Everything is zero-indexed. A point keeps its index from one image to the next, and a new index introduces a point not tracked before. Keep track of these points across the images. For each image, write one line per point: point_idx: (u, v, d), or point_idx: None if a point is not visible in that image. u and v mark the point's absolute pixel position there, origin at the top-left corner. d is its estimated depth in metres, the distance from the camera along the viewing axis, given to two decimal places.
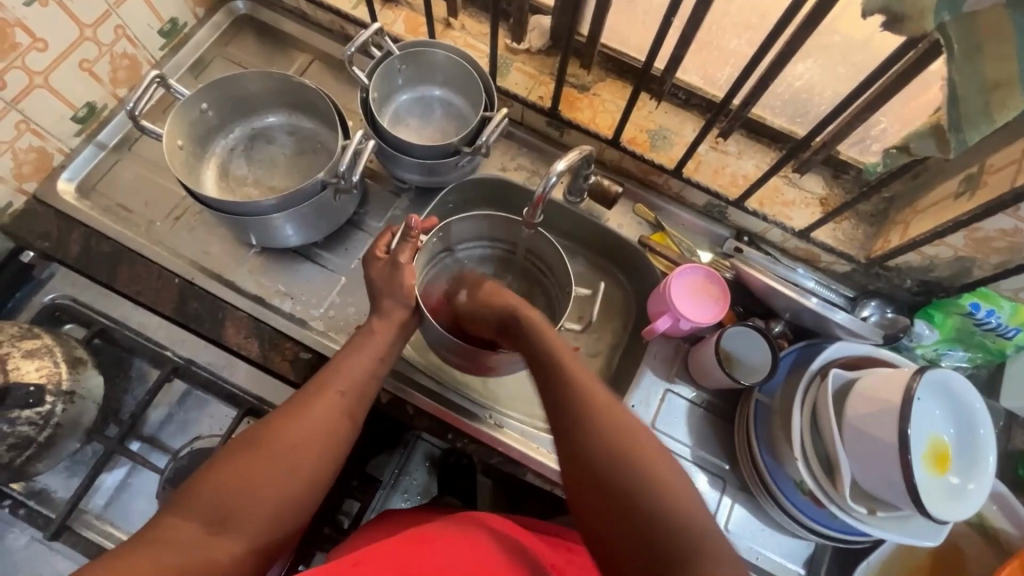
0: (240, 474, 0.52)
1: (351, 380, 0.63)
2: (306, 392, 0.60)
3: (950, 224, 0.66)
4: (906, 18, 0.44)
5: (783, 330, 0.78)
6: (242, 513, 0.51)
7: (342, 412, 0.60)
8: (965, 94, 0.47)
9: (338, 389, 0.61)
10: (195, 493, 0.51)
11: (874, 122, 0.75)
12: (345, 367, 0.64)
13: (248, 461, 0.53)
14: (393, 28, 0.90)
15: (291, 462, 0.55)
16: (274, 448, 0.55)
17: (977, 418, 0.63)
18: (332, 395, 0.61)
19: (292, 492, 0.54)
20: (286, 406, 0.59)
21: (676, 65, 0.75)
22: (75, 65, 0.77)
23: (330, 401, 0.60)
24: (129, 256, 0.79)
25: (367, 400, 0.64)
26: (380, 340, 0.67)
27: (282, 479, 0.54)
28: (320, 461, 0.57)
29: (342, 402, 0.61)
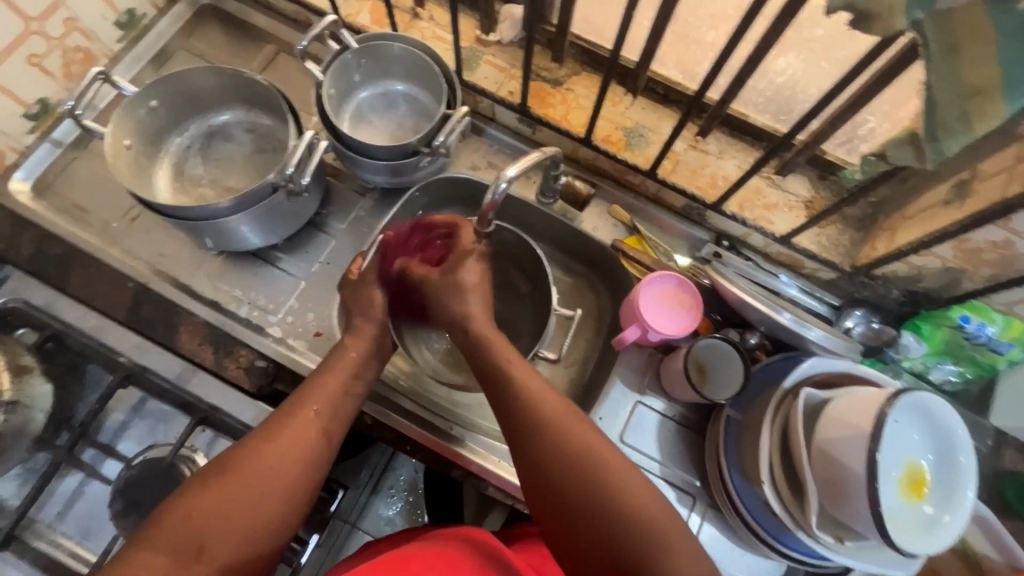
0: (211, 502, 0.50)
1: (327, 396, 0.60)
2: (281, 411, 0.57)
3: (936, 234, 0.61)
4: (874, 15, 0.39)
5: (759, 342, 0.75)
6: (213, 542, 0.49)
7: (318, 430, 0.57)
8: (942, 100, 0.42)
9: (315, 407, 0.58)
10: (161, 524, 0.49)
11: (861, 121, 0.69)
12: (320, 382, 0.60)
13: (217, 488, 0.51)
14: (358, 19, 0.86)
15: (265, 485, 0.52)
16: (247, 473, 0.52)
17: (958, 444, 0.60)
18: (307, 413, 0.57)
19: (266, 517, 0.52)
20: (259, 428, 0.56)
21: (649, 59, 0.70)
22: (23, 60, 0.73)
23: (307, 421, 0.57)
24: (83, 259, 0.77)
25: (345, 416, 0.61)
26: (354, 354, 0.64)
27: (256, 503, 0.52)
28: (296, 483, 0.54)
29: (316, 420, 0.58)
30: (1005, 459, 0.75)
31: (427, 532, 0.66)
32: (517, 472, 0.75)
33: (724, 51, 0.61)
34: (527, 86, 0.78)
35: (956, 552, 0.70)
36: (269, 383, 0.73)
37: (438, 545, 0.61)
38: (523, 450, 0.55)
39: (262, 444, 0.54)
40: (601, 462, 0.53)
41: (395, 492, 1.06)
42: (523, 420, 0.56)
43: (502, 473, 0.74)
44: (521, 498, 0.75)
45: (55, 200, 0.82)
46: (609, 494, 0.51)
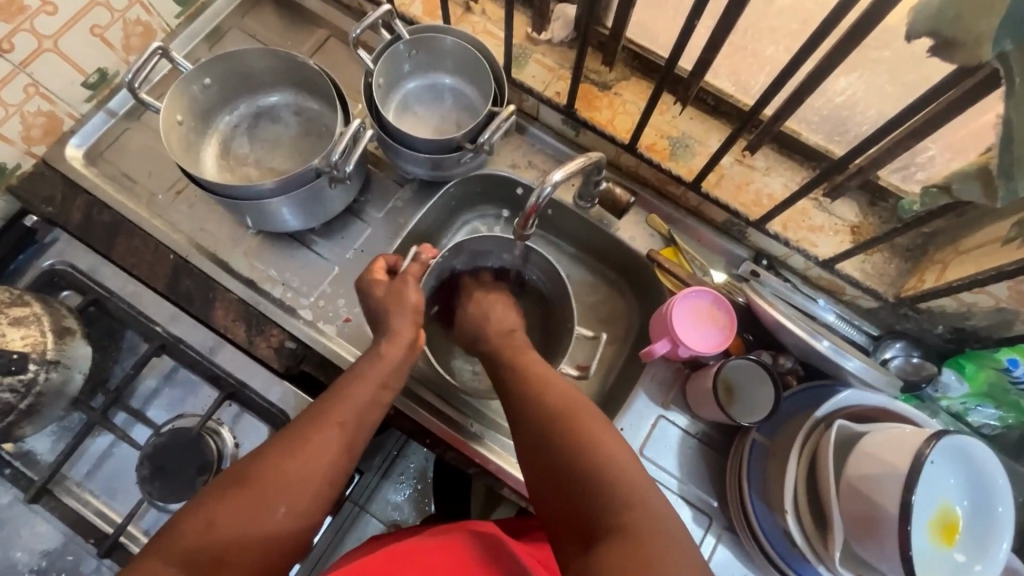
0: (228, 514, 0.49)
1: (353, 409, 0.58)
2: (304, 420, 0.56)
3: (993, 273, 0.59)
4: (958, 43, 0.37)
5: (793, 366, 0.72)
6: (232, 552, 0.48)
7: (341, 445, 0.55)
8: (1021, 137, 0.40)
9: (337, 419, 0.56)
10: (179, 532, 0.48)
11: (922, 149, 0.66)
12: (346, 396, 0.58)
13: (233, 495, 0.50)
14: (411, 9, 0.86)
15: (284, 493, 0.51)
16: (265, 483, 0.51)
17: (996, 493, 0.57)
18: (333, 426, 0.56)
19: (282, 530, 0.51)
20: (280, 436, 0.55)
21: (704, 70, 0.69)
22: (86, 30, 0.75)
23: (327, 432, 0.55)
24: (129, 228, 0.80)
25: (370, 429, 0.59)
26: (386, 367, 0.62)
27: (273, 516, 0.50)
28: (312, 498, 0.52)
29: (340, 434, 0.56)
30: None
31: (438, 525, 0.66)
32: None
33: (787, 67, 0.60)
34: (575, 88, 0.77)
35: None
36: (296, 364, 0.76)
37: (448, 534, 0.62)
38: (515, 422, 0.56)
39: (286, 456, 0.53)
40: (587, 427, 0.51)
41: (405, 479, 1.07)
42: (518, 393, 0.57)
43: (519, 475, 0.74)
44: None
45: (105, 167, 0.85)
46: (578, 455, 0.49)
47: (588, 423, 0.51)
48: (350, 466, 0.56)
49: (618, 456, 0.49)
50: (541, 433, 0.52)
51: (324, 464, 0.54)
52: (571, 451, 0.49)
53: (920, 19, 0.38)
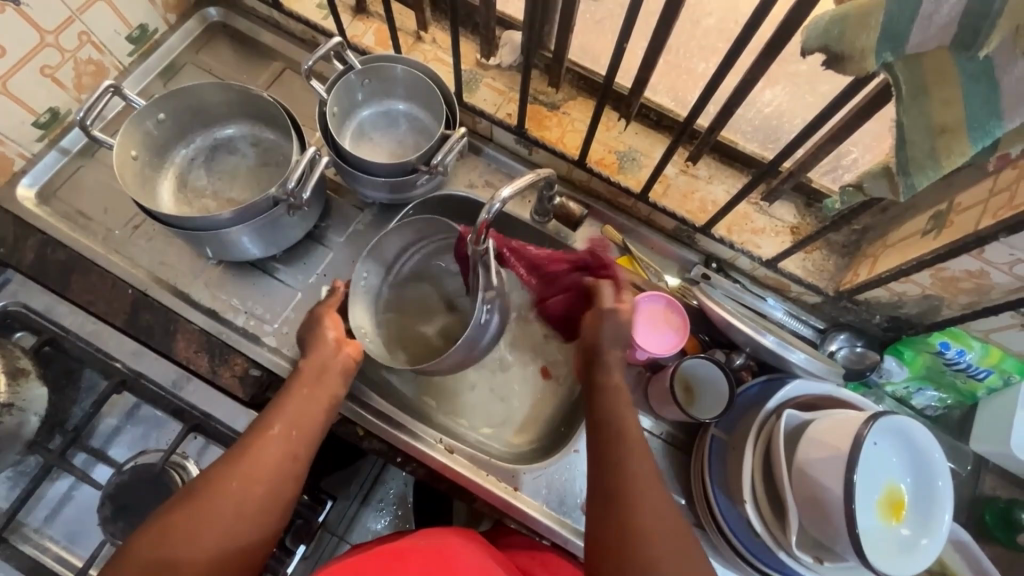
0: (187, 519, 0.51)
1: (296, 415, 0.61)
2: (248, 434, 0.59)
3: (915, 262, 0.63)
4: (846, 57, 0.41)
5: (745, 362, 0.76)
6: (185, 556, 0.50)
7: (287, 449, 0.59)
8: (913, 137, 0.45)
9: (280, 427, 0.60)
10: (135, 542, 0.50)
11: (846, 151, 0.74)
12: (287, 404, 0.62)
13: (189, 510, 0.52)
14: (363, 40, 0.89)
15: (237, 504, 0.54)
16: (210, 494, 0.53)
17: (935, 468, 0.61)
18: (272, 435, 0.59)
19: (241, 533, 0.53)
20: (223, 453, 0.58)
21: (643, 87, 0.73)
22: (36, 71, 0.75)
23: (273, 440, 0.59)
24: (84, 265, 0.78)
25: (316, 435, 0.63)
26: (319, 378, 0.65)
27: (228, 519, 0.53)
28: (266, 503, 0.55)
29: (283, 439, 0.59)
30: (985, 483, 0.79)
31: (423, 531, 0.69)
32: (503, 487, 0.75)
33: (712, 81, 0.64)
34: (524, 109, 0.80)
35: None
36: (261, 391, 0.75)
37: (434, 541, 0.65)
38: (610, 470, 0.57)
39: (234, 463, 0.56)
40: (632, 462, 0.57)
41: (384, 506, 1.06)
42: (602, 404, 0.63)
43: (489, 487, 0.75)
44: (508, 513, 0.76)
45: (59, 206, 0.84)
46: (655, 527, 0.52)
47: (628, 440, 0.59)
48: (297, 471, 0.59)
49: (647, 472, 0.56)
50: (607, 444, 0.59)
51: (275, 471, 0.57)
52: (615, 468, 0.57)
53: (812, 36, 0.42)
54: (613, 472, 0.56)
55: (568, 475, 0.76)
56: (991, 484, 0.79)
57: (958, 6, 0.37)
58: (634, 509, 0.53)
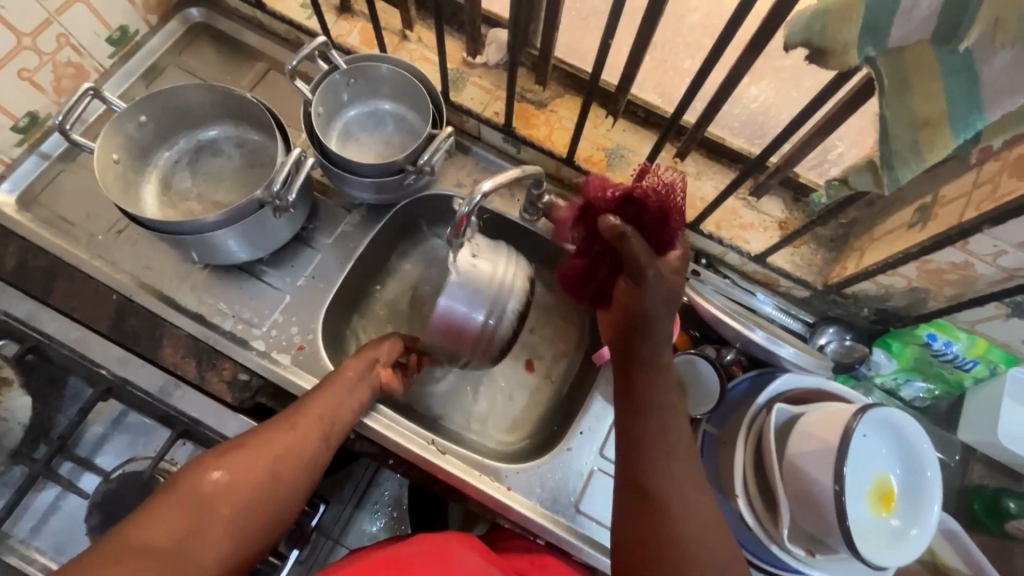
0: (235, 481, 0.55)
1: (330, 403, 0.65)
2: (288, 412, 0.63)
3: (901, 255, 0.64)
4: (829, 51, 0.41)
5: (735, 357, 0.77)
6: (225, 515, 0.53)
7: (321, 434, 0.63)
8: (897, 131, 0.45)
9: (318, 412, 0.64)
10: (178, 489, 0.53)
11: (831, 145, 0.74)
12: (325, 392, 0.66)
13: (231, 473, 0.55)
14: (348, 40, 0.88)
15: (273, 474, 0.57)
16: (252, 461, 0.57)
17: (924, 459, 0.61)
18: (310, 419, 0.63)
19: (274, 504, 0.57)
20: (259, 426, 0.61)
21: (629, 84, 0.73)
22: (13, 74, 0.74)
23: (310, 424, 0.62)
24: (68, 271, 0.78)
25: (345, 425, 0.66)
26: (353, 373, 0.69)
27: (269, 488, 0.56)
28: (298, 480, 0.59)
29: (318, 424, 0.63)
30: (973, 473, 0.79)
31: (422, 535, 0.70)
32: (497, 487, 0.75)
33: (699, 76, 0.64)
34: (511, 107, 0.80)
35: (926, 565, 0.71)
36: (250, 396, 0.75)
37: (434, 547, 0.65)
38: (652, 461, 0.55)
39: (277, 436, 0.60)
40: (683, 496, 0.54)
41: (379, 508, 1.05)
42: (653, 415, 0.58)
43: (482, 487, 0.74)
44: (502, 512, 0.75)
45: (40, 211, 0.82)
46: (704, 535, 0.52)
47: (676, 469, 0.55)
48: (324, 455, 0.63)
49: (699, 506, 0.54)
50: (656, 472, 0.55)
51: (309, 451, 0.61)
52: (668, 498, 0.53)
53: (794, 31, 0.41)
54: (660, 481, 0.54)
55: (561, 473, 0.76)
56: (979, 473, 0.79)
57: None
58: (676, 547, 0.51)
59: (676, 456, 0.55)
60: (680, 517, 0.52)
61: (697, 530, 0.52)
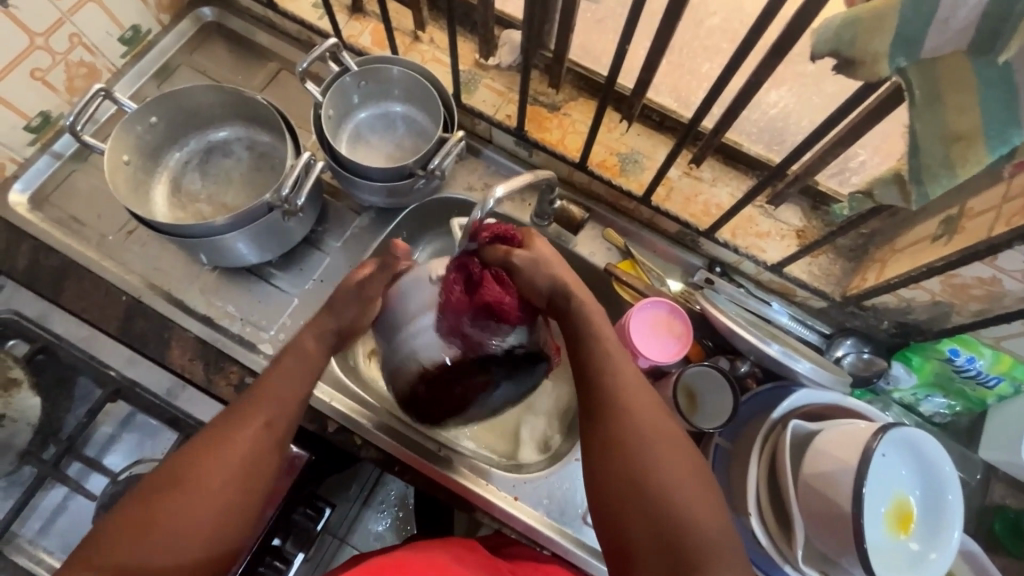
0: (164, 515, 0.50)
1: (274, 406, 0.57)
2: (225, 422, 0.55)
3: (925, 269, 0.61)
4: (857, 61, 0.40)
5: (750, 370, 0.75)
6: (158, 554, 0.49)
7: (266, 443, 0.55)
8: (926, 144, 0.43)
9: (260, 419, 0.56)
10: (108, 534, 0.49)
11: (853, 154, 0.71)
12: (269, 391, 0.58)
13: (161, 509, 0.50)
14: (360, 40, 0.87)
15: (207, 501, 0.51)
16: (184, 489, 0.51)
17: (945, 482, 0.59)
18: (255, 427, 0.55)
19: (219, 527, 0.52)
20: (199, 437, 0.55)
21: (644, 89, 0.71)
22: (26, 74, 0.74)
23: (251, 434, 0.55)
24: (78, 272, 0.78)
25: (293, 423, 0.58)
26: (300, 368, 0.60)
27: (204, 517, 0.51)
28: (244, 498, 0.53)
29: (262, 434, 0.55)
30: (994, 492, 0.77)
31: (425, 543, 0.69)
32: (504, 496, 0.74)
33: (717, 82, 0.62)
34: (523, 111, 0.78)
35: None
36: None
37: (436, 559, 0.64)
38: (615, 408, 0.55)
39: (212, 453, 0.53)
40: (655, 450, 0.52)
41: (384, 508, 1.05)
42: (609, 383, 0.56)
43: (489, 497, 0.74)
44: (509, 521, 0.74)
45: (52, 211, 0.83)
46: (665, 481, 0.50)
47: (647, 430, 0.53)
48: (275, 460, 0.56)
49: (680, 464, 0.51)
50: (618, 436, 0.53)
51: (251, 465, 0.54)
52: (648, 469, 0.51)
53: (821, 40, 0.40)
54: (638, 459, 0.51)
55: (569, 484, 0.75)
56: (1001, 493, 0.77)
57: (977, 8, 0.35)
58: (678, 526, 0.48)
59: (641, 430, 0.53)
60: (640, 449, 0.52)
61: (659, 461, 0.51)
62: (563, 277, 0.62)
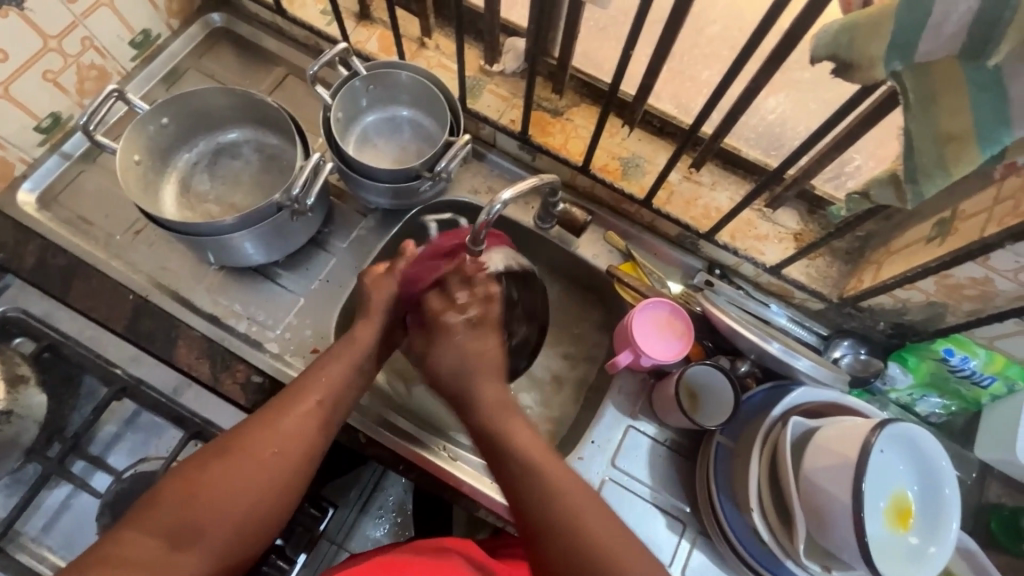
0: (220, 481, 0.53)
1: (331, 387, 0.62)
2: (283, 398, 0.60)
3: (920, 269, 0.63)
4: (856, 65, 0.42)
5: (750, 370, 0.77)
6: (214, 519, 0.52)
7: (320, 421, 0.60)
8: (920, 146, 0.45)
9: (316, 397, 0.61)
10: (162, 500, 0.52)
11: (847, 158, 0.75)
12: (324, 374, 0.63)
13: (221, 476, 0.54)
14: (367, 46, 0.89)
15: (264, 471, 0.55)
16: (243, 457, 0.55)
17: (942, 476, 0.60)
18: (310, 404, 0.60)
19: (273, 498, 0.55)
20: (259, 411, 0.59)
21: (646, 94, 0.73)
22: (38, 76, 0.75)
23: (307, 410, 0.60)
24: (85, 270, 0.79)
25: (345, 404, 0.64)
26: (359, 348, 0.66)
27: (257, 488, 0.54)
28: (298, 470, 0.57)
29: (319, 410, 0.60)
30: (990, 491, 0.78)
31: (428, 540, 0.69)
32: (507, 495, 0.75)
33: (718, 88, 0.64)
34: (528, 115, 0.80)
35: None
36: (263, 399, 0.75)
37: (436, 558, 0.64)
38: (526, 479, 0.55)
39: (268, 427, 0.57)
40: (554, 487, 0.53)
41: (383, 513, 1.04)
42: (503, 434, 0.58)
43: (493, 495, 0.74)
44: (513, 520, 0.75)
45: (60, 211, 0.83)
46: (570, 521, 0.52)
47: (548, 468, 0.55)
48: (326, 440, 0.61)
49: (568, 492, 0.53)
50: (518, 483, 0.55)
51: (306, 440, 0.58)
52: (544, 508, 0.53)
53: (820, 45, 0.42)
54: (536, 494, 0.53)
55: None
56: (997, 492, 0.78)
57: (968, 15, 0.37)
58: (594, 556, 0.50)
59: (541, 471, 0.54)
60: (537, 489, 0.54)
61: (564, 504, 0.52)
62: (467, 370, 0.62)
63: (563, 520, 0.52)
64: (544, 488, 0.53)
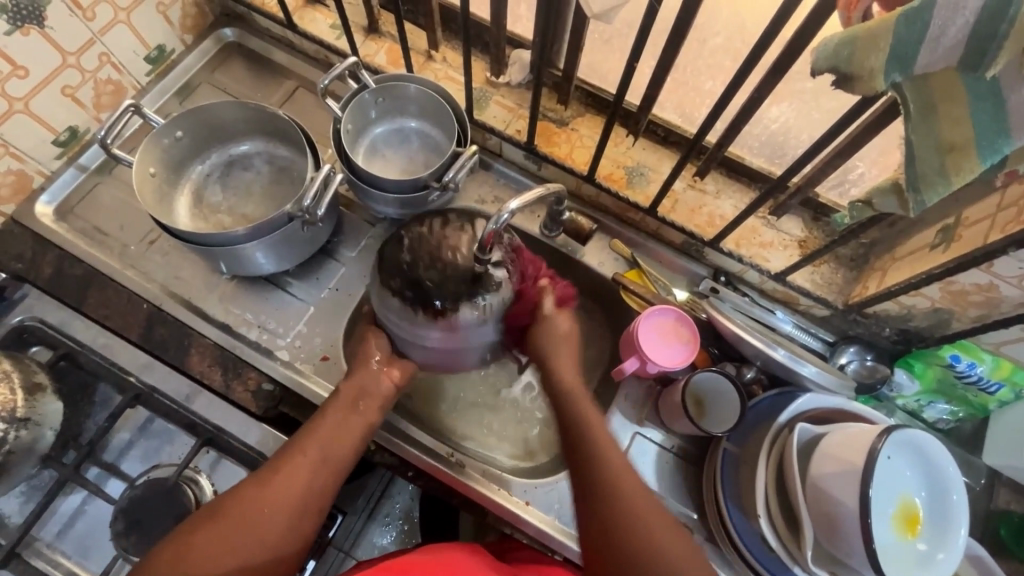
0: (208, 541, 0.54)
1: (323, 441, 0.63)
2: (276, 456, 0.62)
3: (924, 276, 0.63)
4: (856, 77, 0.43)
5: (756, 376, 0.77)
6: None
7: (310, 478, 0.61)
8: (921, 156, 0.46)
9: (306, 453, 0.62)
10: (153, 562, 0.53)
11: (851, 167, 0.76)
12: (317, 428, 0.64)
13: (207, 538, 0.54)
14: (375, 59, 0.91)
15: (251, 529, 0.56)
16: (233, 517, 0.56)
17: (950, 482, 0.61)
18: (300, 460, 0.61)
19: (262, 556, 0.56)
20: (253, 472, 0.60)
21: (650, 104, 0.74)
22: (57, 91, 0.77)
23: (298, 466, 0.60)
24: (101, 280, 0.81)
25: (339, 459, 0.64)
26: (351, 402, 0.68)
27: (245, 548, 0.55)
28: (287, 527, 0.58)
29: (309, 464, 0.61)
30: (998, 498, 0.78)
31: (437, 545, 0.70)
32: (515, 501, 0.75)
33: (721, 98, 0.65)
34: (533, 126, 0.81)
35: None
36: (274, 406, 0.77)
37: (445, 563, 0.65)
38: (606, 488, 0.59)
39: (259, 484, 0.59)
40: (632, 507, 0.58)
41: (390, 521, 1.05)
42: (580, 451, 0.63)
43: (501, 501, 0.75)
44: (520, 526, 0.75)
45: (76, 222, 0.85)
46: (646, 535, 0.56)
47: (625, 489, 0.59)
48: (319, 499, 0.61)
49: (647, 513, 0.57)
50: (599, 494, 0.59)
51: (295, 498, 0.59)
52: (625, 524, 0.57)
53: (821, 57, 0.43)
54: (608, 507, 0.58)
55: None
56: (1006, 499, 0.78)
57: (966, 27, 0.37)
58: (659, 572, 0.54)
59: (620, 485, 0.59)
60: (622, 513, 0.57)
61: (640, 517, 0.57)
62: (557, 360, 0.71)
63: (637, 534, 0.56)
64: (614, 496, 0.58)
